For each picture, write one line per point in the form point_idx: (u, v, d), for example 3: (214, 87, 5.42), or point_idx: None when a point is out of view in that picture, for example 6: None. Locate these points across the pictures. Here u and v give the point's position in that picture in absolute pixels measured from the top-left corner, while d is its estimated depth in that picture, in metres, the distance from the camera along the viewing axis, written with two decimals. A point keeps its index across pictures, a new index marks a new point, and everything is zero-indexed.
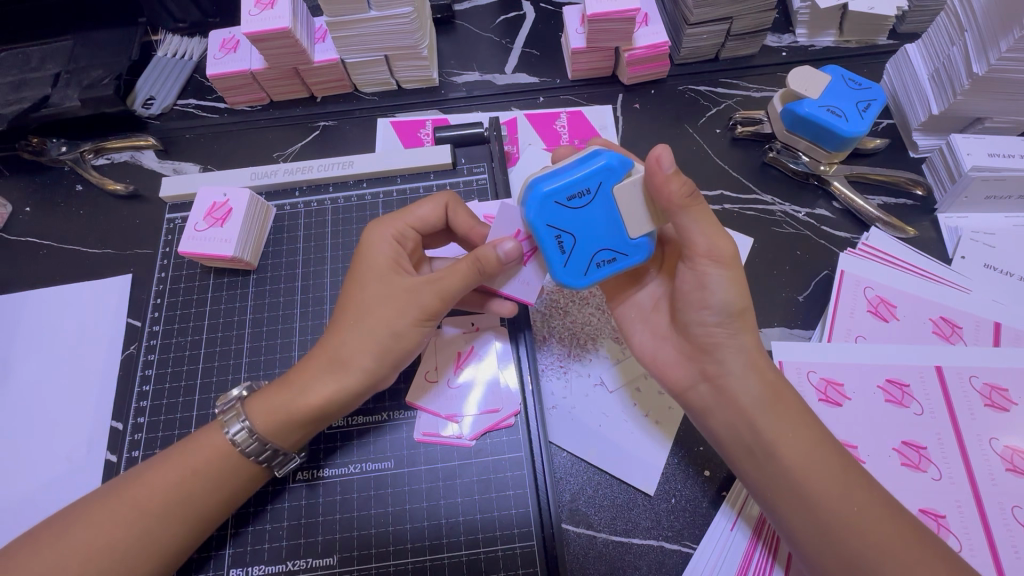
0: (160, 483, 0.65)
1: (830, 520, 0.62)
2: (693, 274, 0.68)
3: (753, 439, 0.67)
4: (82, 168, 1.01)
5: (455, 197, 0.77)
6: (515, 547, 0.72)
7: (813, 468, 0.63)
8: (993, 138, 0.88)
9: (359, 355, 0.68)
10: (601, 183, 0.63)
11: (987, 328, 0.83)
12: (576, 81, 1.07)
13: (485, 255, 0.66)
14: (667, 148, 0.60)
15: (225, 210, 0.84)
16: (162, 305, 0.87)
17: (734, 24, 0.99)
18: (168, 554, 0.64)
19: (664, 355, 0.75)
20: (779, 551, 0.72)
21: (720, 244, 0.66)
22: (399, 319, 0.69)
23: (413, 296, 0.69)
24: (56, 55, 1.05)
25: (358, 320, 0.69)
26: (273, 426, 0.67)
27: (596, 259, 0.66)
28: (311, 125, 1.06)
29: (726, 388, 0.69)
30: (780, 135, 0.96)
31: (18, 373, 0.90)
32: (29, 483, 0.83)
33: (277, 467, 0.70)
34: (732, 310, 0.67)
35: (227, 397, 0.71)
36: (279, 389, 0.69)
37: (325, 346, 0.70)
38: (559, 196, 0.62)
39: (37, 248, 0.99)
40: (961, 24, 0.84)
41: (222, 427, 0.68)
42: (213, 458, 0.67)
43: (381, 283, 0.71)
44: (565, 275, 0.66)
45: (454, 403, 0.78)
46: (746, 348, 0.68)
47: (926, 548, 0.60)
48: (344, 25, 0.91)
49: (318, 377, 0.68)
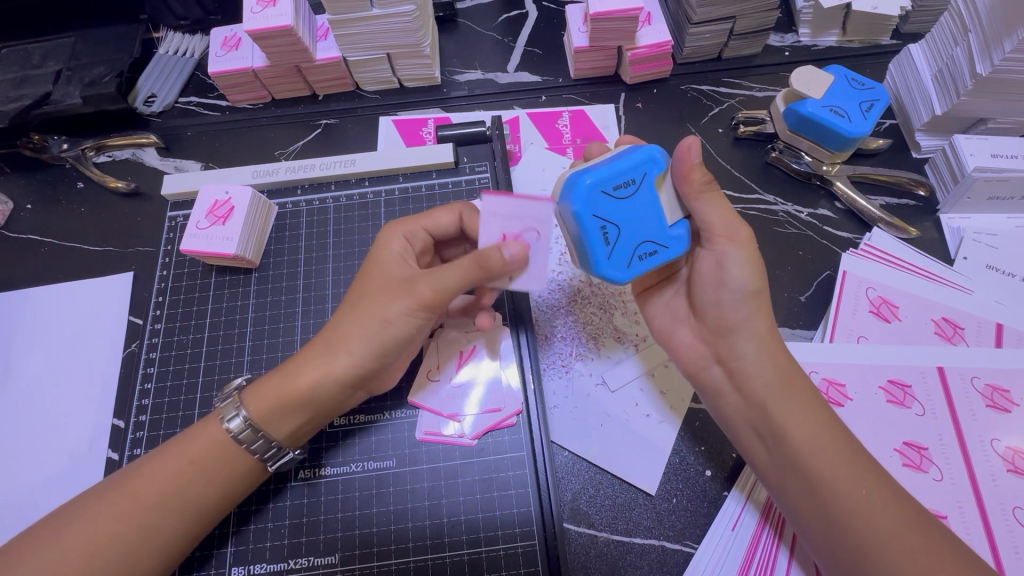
0: (158, 477, 0.65)
1: (834, 503, 0.62)
2: (711, 257, 0.70)
3: (763, 422, 0.68)
4: (82, 165, 1.00)
5: (471, 206, 0.77)
6: (517, 546, 0.72)
7: (821, 452, 0.64)
8: (996, 139, 0.88)
9: (350, 336, 0.68)
10: (645, 175, 0.65)
11: (989, 329, 0.83)
12: (578, 80, 1.07)
13: (491, 254, 0.64)
14: (698, 139, 0.65)
15: (227, 208, 0.84)
16: (163, 303, 0.87)
17: (737, 24, 0.99)
18: (173, 546, 0.65)
19: (682, 337, 0.77)
20: (784, 533, 0.72)
21: (735, 226, 0.68)
22: (390, 306, 0.68)
23: (409, 285, 0.69)
24: (58, 52, 1.04)
25: (354, 307, 0.70)
26: (267, 410, 0.67)
27: (638, 252, 0.66)
28: (313, 123, 1.06)
29: (738, 372, 0.70)
30: (782, 135, 0.96)
31: (19, 371, 0.90)
32: (30, 479, 0.84)
33: (271, 461, 0.69)
34: (749, 290, 0.68)
35: (227, 388, 0.72)
36: (277, 373, 0.69)
37: (322, 333, 0.70)
38: (606, 185, 0.63)
39: (38, 246, 0.98)
40: (965, 24, 0.84)
41: (220, 418, 0.68)
42: (211, 449, 0.67)
43: (378, 275, 0.71)
44: (608, 268, 0.66)
45: (455, 402, 0.78)
46: (757, 334, 0.68)
47: (930, 538, 0.60)
48: (346, 24, 0.90)
49: (310, 360, 0.68)
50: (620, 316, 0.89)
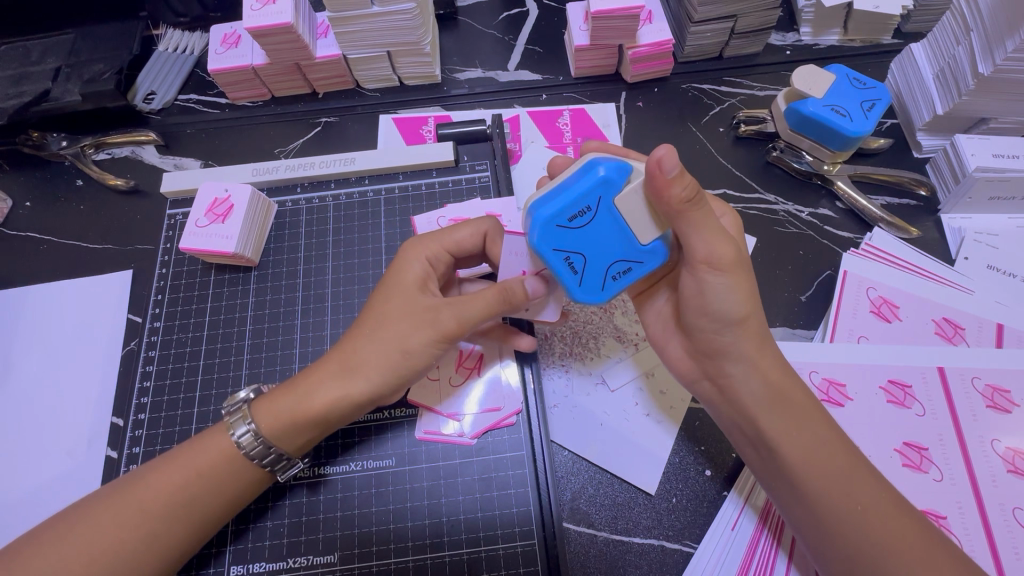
0: (163, 486, 0.65)
1: (831, 513, 0.62)
2: (693, 280, 0.66)
3: (756, 434, 0.67)
4: (82, 162, 1.00)
5: (496, 224, 0.76)
6: (515, 546, 0.72)
7: (814, 465, 0.63)
8: (997, 139, 0.88)
9: (370, 363, 0.67)
10: (601, 199, 0.62)
11: (989, 329, 0.83)
12: (579, 79, 1.07)
13: (513, 286, 0.69)
14: (671, 148, 0.57)
15: (226, 206, 0.84)
16: (162, 302, 0.86)
17: (738, 22, 0.99)
18: (179, 554, 0.65)
19: (673, 350, 0.76)
20: (783, 538, 0.72)
21: (718, 249, 0.63)
22: (413, 336, 0.68)
23: (433, 315, 0.68)
24: (57, 48, 1.04)
25: (374, 332, 0.69)
26: (281, 432, 0.67)
27: (610, 273, 0.65)
28: (313, 121, 1.05)
29: (729, 388, 0.69)
30: (784, 135, 0.96)
31: (19, 369, 0.90)
32: (29, 477, 0.83)
33: (280, 472, 0.70)
34: (736, 316, 0.65)
35: (235, 398, 0.71)
36: (287, 391, 0.68)
37: (336, 352, 0.69)
38: (561, 218, 0.62)
39: (37, 244, 0.98)
40: (967, 24, 0.84)
41: (228, 429, 0.68)
42: (218, 462, 0.66)
43: (397, 300, 0.70)
44: (581, 292, 0.66)
45: (454, 401, 0.78)
46: (747, 353, 0.67)
47: (930, 543, 0.60)
48: (346, 21, 0.90)
49: (325, 382, 0.67)
50: (620, 316, 0.88)
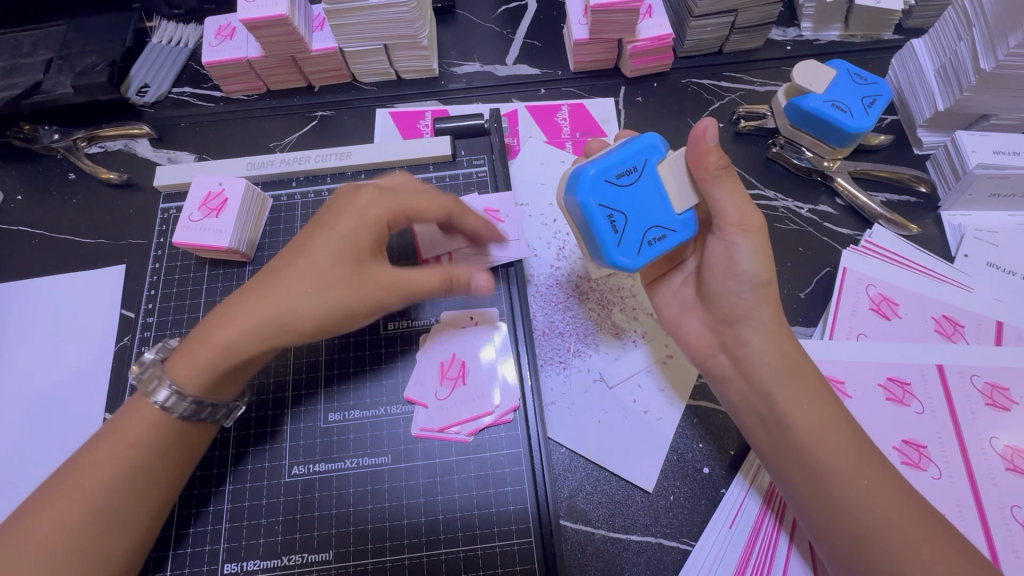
0: (102, 464, 0.63)
1: (834, 489, 0.63)
2: (722, 244, 0.70)
3: (768, 408, 0.68)
4: (75, 156, 0.99)
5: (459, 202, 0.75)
6: (513, 544, 0.71)
7: (821, 438, 0.64)
8: (998, 135, 0.87)
9: (304, 319, 0.65)
10: (646, 162, 0.68)
11: (989, 327, 0.83)
12: (578, 73, 1.06)
13: (461, 279, 0.71)
14: (713, 121, 0.64)
15: (220, 200, 0.83)
16: (156, 297, 0.85)
17: (739, 17, 0.98)
18: (140, 526, 0.64)
19: (690, 326, 0.77)
20: (785, 517, 0.72)
21: (748, 214, 0.68)
22: (351, 294, 0.66)
23: (369, 274, 0.67)
24: (49, 40, 1.02)
25: (307, 286, 0.65)
26: (209, 383, 0.66)
27: (647, 237, 0.67)
28: (309, 115, 1.04)
29: (744, 359, 0.71)
30: (784, 131, 0.94)
31: (11, 363, 0.89)
32: (18, 474, 0.82)
33: (226, 417, 0.71)
34: (758, 282, 0.69)
35: (140, 363, 0.68)
36: (199, 348, 0.66)
37: (256, 306, 0.65)
38: (609, 174, 0.66)
39: (29, 238, 0.97)
40: (969, 19, 0.83)
41: (149, 397, 0.66)
42: (149, 430, 0.65)
43: (340, 267, 0.66)
44: (620, 255, 0.66)
45: (446, 414, 0.76)
46: (765, 323, 0.70)
47: (933, 528, 0.60)
48: (342, 13, 0.89)
49: (248, 334, 0.65)
50: (619, 312, 0.88)
